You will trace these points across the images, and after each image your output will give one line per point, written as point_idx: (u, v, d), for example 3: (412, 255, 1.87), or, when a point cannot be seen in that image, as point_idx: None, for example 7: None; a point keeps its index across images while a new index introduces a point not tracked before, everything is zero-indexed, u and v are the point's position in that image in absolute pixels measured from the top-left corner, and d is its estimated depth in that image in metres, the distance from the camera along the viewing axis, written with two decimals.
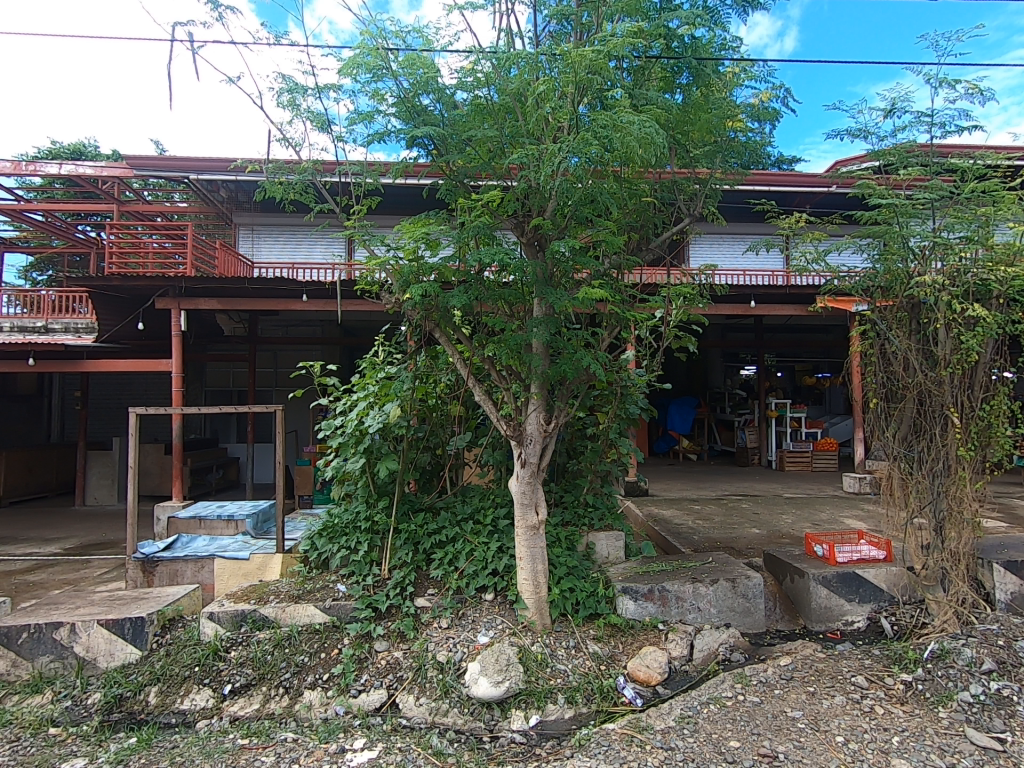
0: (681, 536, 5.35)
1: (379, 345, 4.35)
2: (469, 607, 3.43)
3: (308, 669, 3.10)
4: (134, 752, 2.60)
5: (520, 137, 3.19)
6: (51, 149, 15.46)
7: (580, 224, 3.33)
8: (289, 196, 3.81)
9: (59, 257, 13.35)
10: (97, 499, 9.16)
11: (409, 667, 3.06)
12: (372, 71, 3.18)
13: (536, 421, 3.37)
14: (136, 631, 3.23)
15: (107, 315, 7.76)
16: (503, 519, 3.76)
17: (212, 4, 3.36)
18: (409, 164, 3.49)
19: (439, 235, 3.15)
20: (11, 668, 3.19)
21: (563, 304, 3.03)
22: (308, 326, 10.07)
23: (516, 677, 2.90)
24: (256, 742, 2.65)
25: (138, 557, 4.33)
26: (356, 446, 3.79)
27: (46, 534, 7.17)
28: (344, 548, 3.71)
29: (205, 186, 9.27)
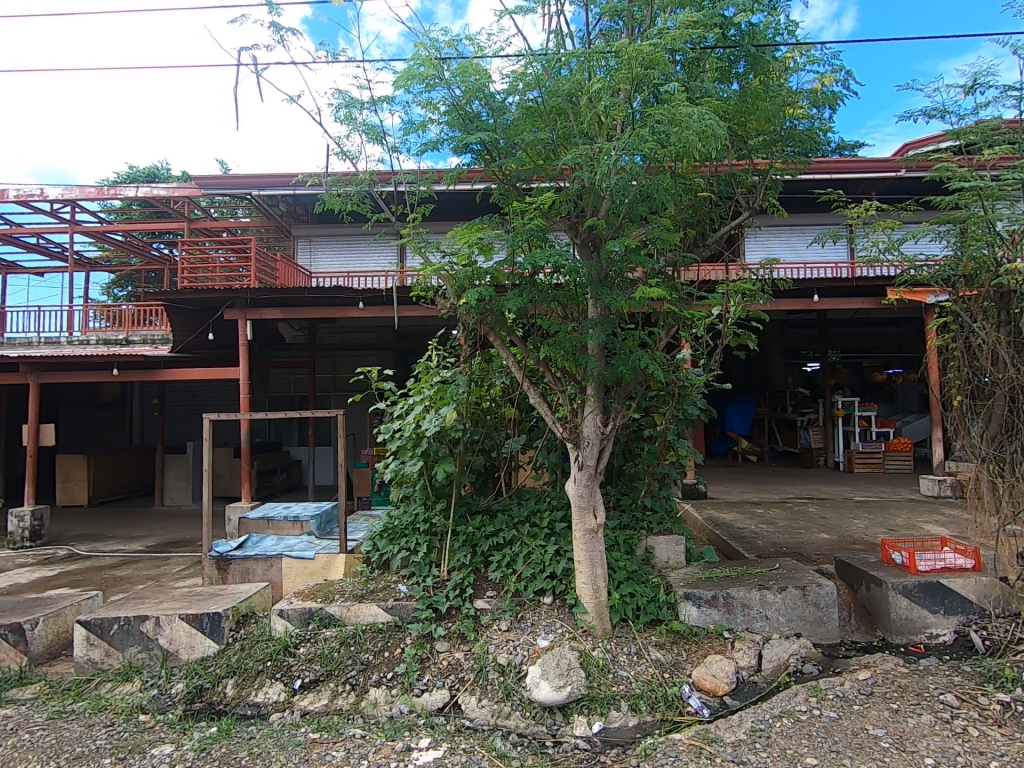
0: (744, 540, 5.17)
1: (433, 349, 4.44)
2: (529, 610, 3.42)
3: (373, 667, 3.17)
4: (216, 741, 2.70)
5: (572, 137, 3.20)
6: (129, 172, 16.61)
7: (634, 222, 3.28)
8: (347, 206, 3.92)
9: (137, 273, 14.35)
10: (174, 499, 9.76)
11: (471, 668, 3.08)
12: (425, 82, 3.24)
13: (593, 424, 3.34)
14: (214, 626, 3.41)
15: (181, 327, 8.24)
16: (560, 522, 3.74)
17: (274, 28, 3.49)
18: (461, 170, 3.53)
19: (493, 239, 3.19)
20: (105, 657, 3.44)
21: (619, 304, 3.00)
22: (364, 332, 10.38)
23: (578, 682, 2.87)
24: (327, 737, 2.72)
25: (212, 556, 4.57)
26: (414, 448, 3.87)
27: (130, 533, 7.67)
28: (404, 549, 3.81)
29: (266, 201, 9.67)
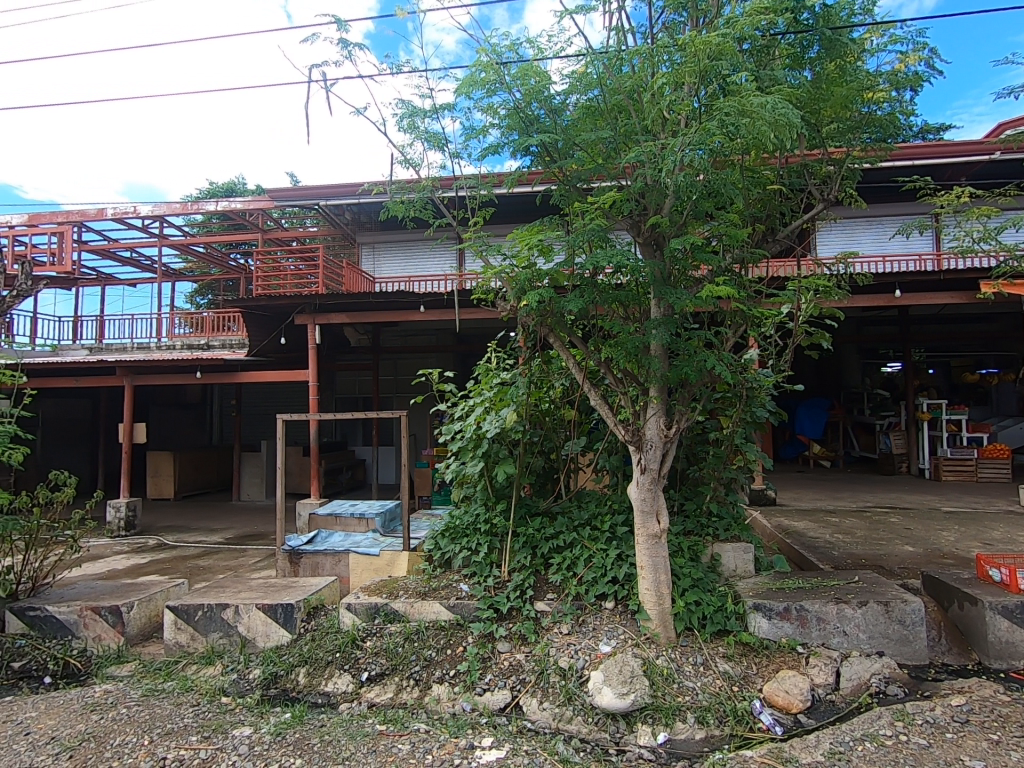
0: (818, 551, 4.90)
1: (493, 352, 4.48)
2: (590, 614, 3.38)
3: (436, 663, 3.22)
4: (290, 726, 2.82)
5: (634, 135, 3.15)
6: (210, 188, 17.77)
7: (698, 219, 3.19)
8: (411, 213, 4.02)
9: (217, 283, 15.34)
10: (250, 495, 10.35)
11: (532, 670, 3.08)
12: (486, 87, 3.27)
13: (656, 426, 3.27)
14: (287, 616, 3.59)
15: (256, 332, 8.68)
16: (621, 526, 3.68)
17: (342, 44, 3.62)
18: (521, 173, 3.54)
19: (553, 240, 3.28)
20: (191, 641, 3.68)
21: (683, 303, 2.92)
22: (424, 335, 10.62)
23: (642, 690, 2.80)
24: (393, 729, 2.79)
25: (285, 549, 4.81)
26: (475, 449, 3.93)
27: (211, 525, 8.19)
28: (465, 549, 3.87)
29: (333, 211, 10.07)
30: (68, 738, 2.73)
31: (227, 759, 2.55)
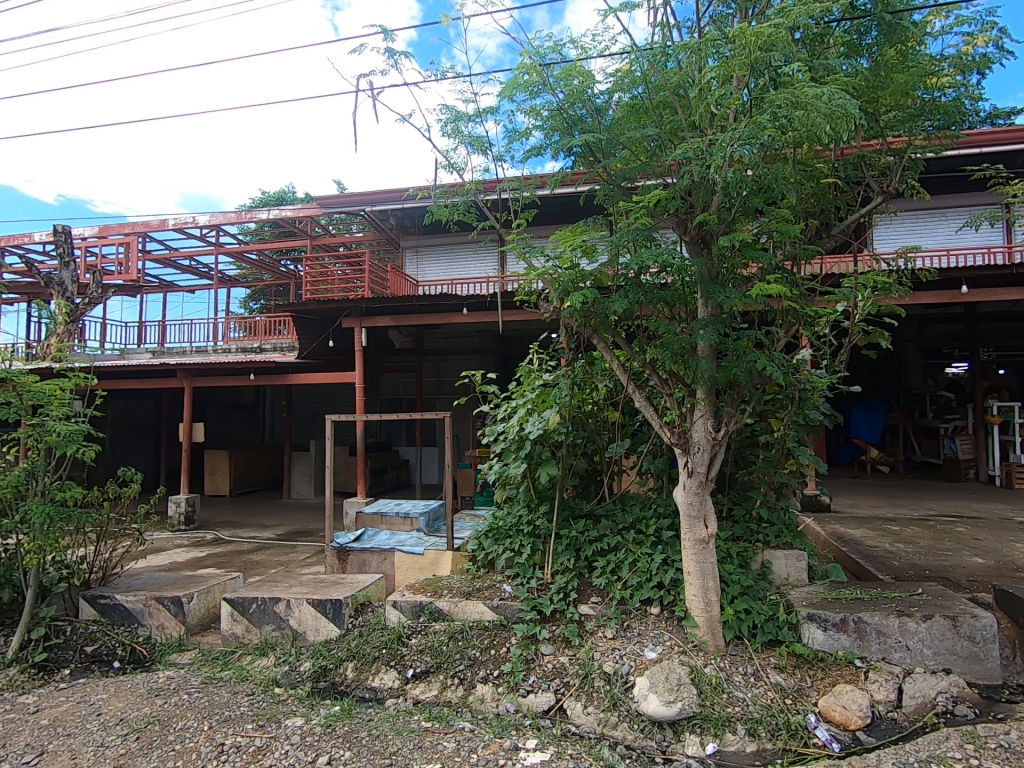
0: (877, 561, 4.67)
1: (535, 353, 4.49)
2: (635, 619, 3.33)
3: (480, 663, 3.23)
4: (340, 718, 2.90)
5: (680, 132, 3.10)
6: (262, 197, 18.48)
7: (748, 216, 3.10)
8: (454, 216, 4.06)
9: (268, 288, 15.94)
10: (299, 493, 10.70)
11: (576, 674, 3.05)
12: (529, 89, 3.28)
13: (703, 429, 3.19)
14: (336, 611, 3.69)
15: (306, 335, 9.05)
16: (667, 530, 3.61)
17: (388, 52, 3.70)
18: (565, 174, 3.53)
19: (596, 241, 3.23)
20: (246, 632, 3.84)
21: (732, 302, 2.84)
22: (467, 337, 10.72)
23: (689, 699, 2.74)
24: (438, 727, 2.82)
25: (333, 546, 4.95)
26: (518, 451, 3.94)
27: (263, 522, 8.51)
28: (508, 550, 3.88)
29: (378, 216, 10.31)
30: (136, 720, 2.88)
31: (281, 747, 2.63)
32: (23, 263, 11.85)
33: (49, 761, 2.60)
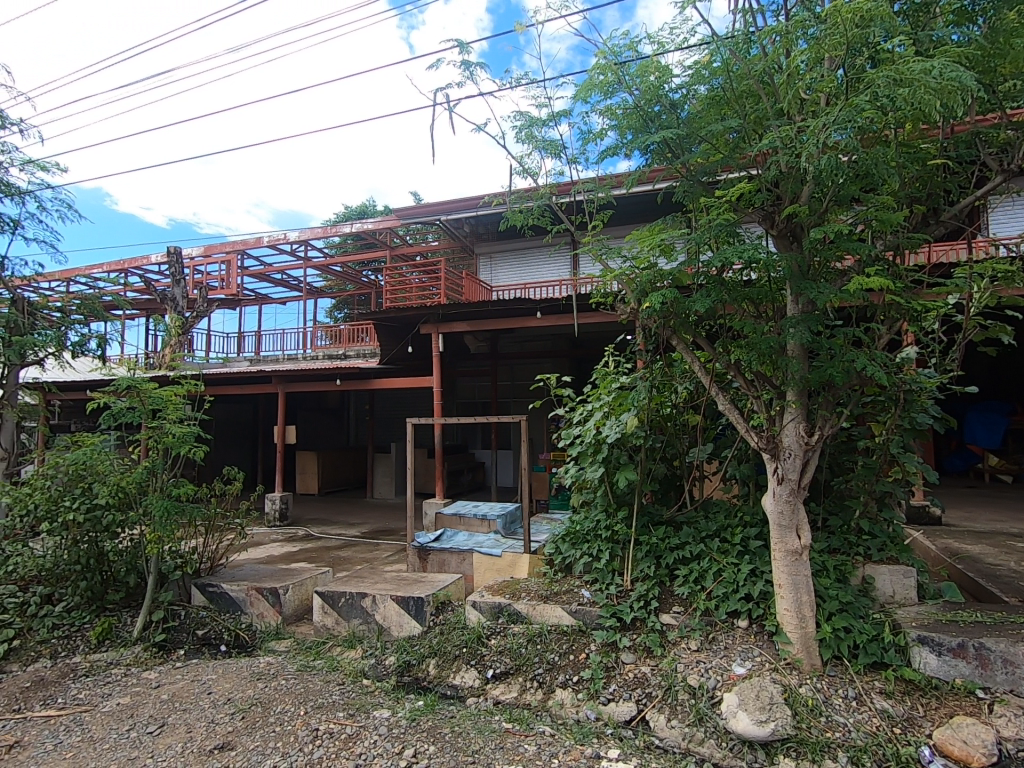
0: (1000, 580, 4.19)
1: (610, 356, 4.42)
2: (721, 631, 3.19)
3: (559, 667, 3.21)
4: (424, 713, 2.99)
5: (765, 121, 2.96)
6: (346, 211, 19.49)
7: (843, 205, 2.89)
8: (529, 221, 4.09)
9: (352, 298, 16.77)
10: (382, 493, 11.16)
11: (659, 685, 2.96)
12: (604, 89, 3.24)
13: (795, 433, 3.01)
14: (418, 608, 3.81)
15: (387, 342, 9.32)
16: (755, 540, 3.43)
17: (464, 64, 3.80)
18: (641, 172, 3.45)
19: (674, 240, 3.12)
20: (336, 624, 4.06)
21: (827, 298, 2.66)
22: (541, 341, 10.74)
23: (783, 720, 2.58)
24: (519, 729, 2.84)
25: (415, 545, 5.12)
26: (595, 455, 3.90)
27: (349, 520, 8.95)
28: (587, 555, 3.85)
29: (453, 224, 10.56)
30: (242, 701, 3.12)
31: (370, 737, 2.75)
32: (142, 282, 13.20)
33: (169, 732, 2.87)
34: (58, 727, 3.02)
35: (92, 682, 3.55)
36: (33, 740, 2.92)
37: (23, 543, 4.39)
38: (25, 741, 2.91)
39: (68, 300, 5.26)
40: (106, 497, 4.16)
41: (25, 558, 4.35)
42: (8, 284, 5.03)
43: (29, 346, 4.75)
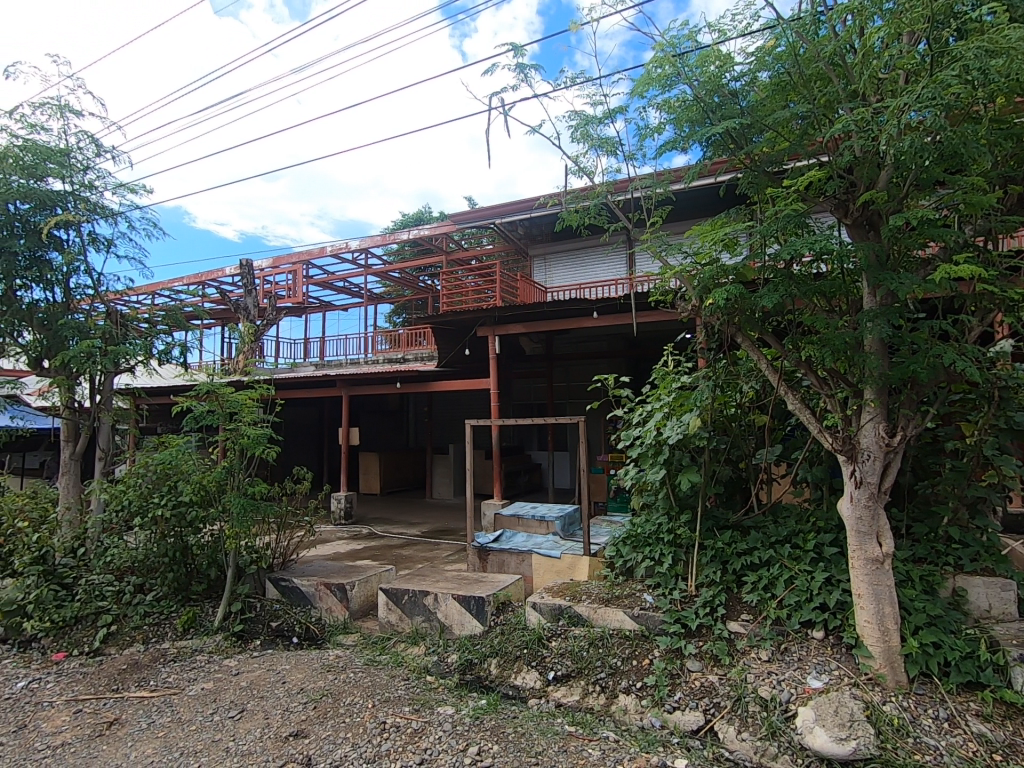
0: None
1: (670, 354, 4.31)
2: (794, 642, 3.04)
3: (622, 673, 3.16)
4: (487, 712, 3.01)
5: (838, 104, 2.80)
6: (403, 219, 20.04)
7: (926, 189, 2.70)
8: (585, 220, 4.07)
9: (410, 303, 17.21)
10: (441, 493, 11.39)
11: (728, 695, 2.85)
12: (662, 83, 3.18)
13: (874, 433, 2.83)
14: (479, 608, 3.85)
15: (444, 345, 9.50)
16: (829, 547, 3.25)
17: (519, 67, 3.83)
18: (702, 165, 3.35)
19: (738, 233, 3.01)
20: (400, 621, 4.17)
21: (908, 289, 2.49)
22: (597, 341, 10.64)
23: (866, 738, 2.42)
24: (582, 732, 2.81)
25: (475, 545, 5.19)
26: (655, 457, 3.81)
27: (410, 519, 9.18)
28: (649, 558, 3.77)
29: (508, 227, 10.63)
30: (313, 691, 3.25)
31: (435, 732, 2.80)
32: (218, 293, 14.07)
33: (248, 717, 3.03)
34: (151, 707, 3.26)
35: (179, 666, 3.80)
36: (130, 718, 3.16)
37: (120, 536, 4.78)
38: (123, 718, 3.16)
39: (155, 311, 5.67)
40: (190, 495, 4.45)
41: (120, 550, 4.73)
42: (103, 298, 5.49)
43: (122, 355, 5.16)
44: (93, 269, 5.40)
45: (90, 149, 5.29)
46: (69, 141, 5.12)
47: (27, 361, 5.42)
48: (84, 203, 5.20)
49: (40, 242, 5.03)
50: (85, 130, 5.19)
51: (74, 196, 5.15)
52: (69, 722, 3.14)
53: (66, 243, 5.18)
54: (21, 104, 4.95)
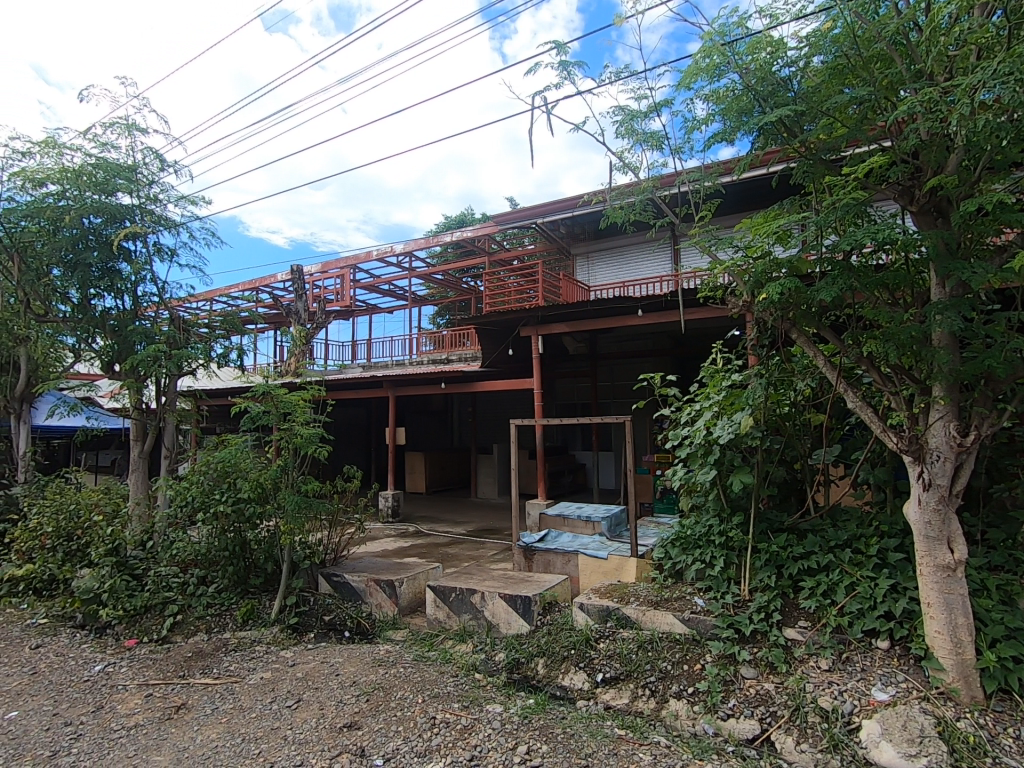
0: None
1: (719, 352, 4.19)
2: (856, 652, 2.90)
3: (672, 677, 3.08)
4: (535, 712, 3.01)
5: (901, 86, 2.66)
6: (446, 221, 20.30)
7: (1001, 172, 2.52)
8: (630, 217, 4.01)
9: (454, 304, 17.43)
10: (485, 492, 11.47)
11: (785, 704, 2.74)
12: (711, 73, 3.10)
13: (944, 433, 2.66)
14: (526, 608, 3.86)
15: (488, 345, 9.56)
16: (895, 552, 3.09)
17: (562, 65, 3.81)
18: (754, 156, 3.24)
19: (793, 225, 2.89)
20: (448, 619, 4.22)
21: (981, 279, 2.34)
22: (641, 339, 10.49)
23: (939, 756, 2.29)
24: (633, 736, 2.76)
25: (520, 545, 5.20)
26: (705, 457, 3.71)
27: (455, 518, 9.28)
28: (699, 561, 3.67)
29: (550, 226, 10.60)
30: (365, 685, 3.33)
31: (484, 730, 2.82)
32: (271, 299, 14.63)
33: (304, 708, 3.13)
34: (214, 694, 3.42)
35: (239, 656, 3.97)
36: (195, 704, 3.32)
37: (184, 530, 5.04)
38: (189, 703, 3.33)
39: (213, 317, 5.94)
40: (248, 492, 4.64)
41: (184, 543, 4.98)
42: (167, 304, 5.80)
43: (185, 359, 5.43)
44: (158, 278, 5.70)
45: (154, 164, 5.59)
46: (136, 158, 5.42)
47: (100, 365, 5.78)
48: (150, 215, 5.50)
49: (112, 254, 5.34)
50: (151, 147, 5.49)
51: (141, 209, 5.46)
52: (141, 705, 3.33)
53: (134, 254, 5.49)
54: (94, 125, 5.29)
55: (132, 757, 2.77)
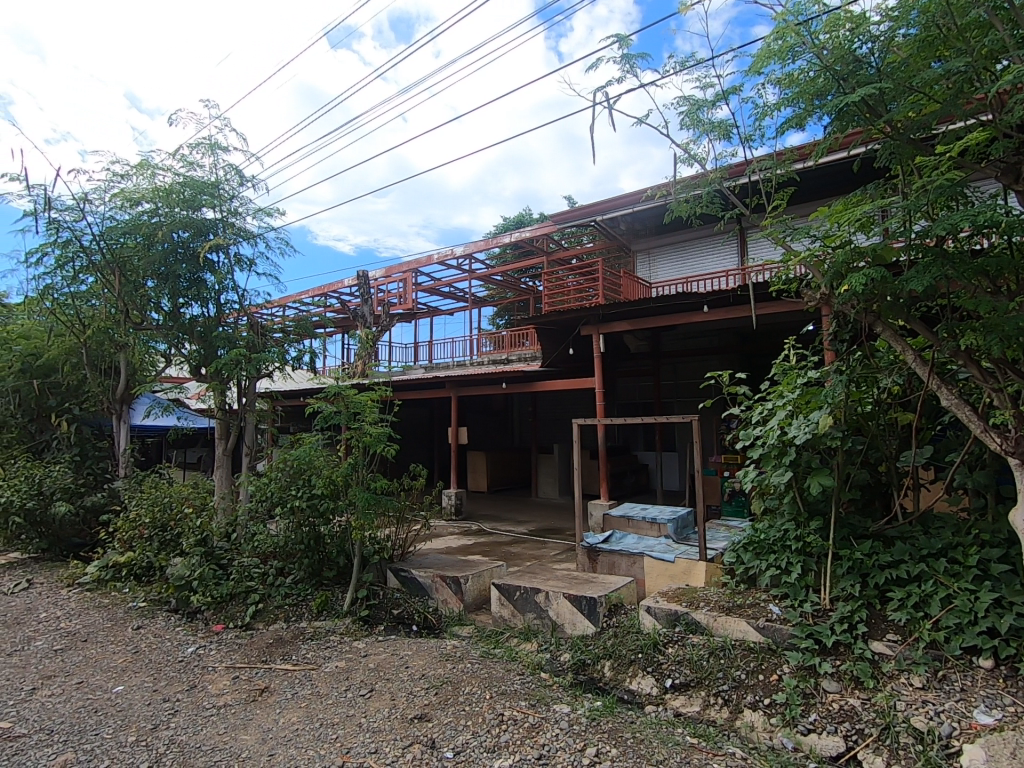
0: None
1: (793, 348, 3.99)
2: (954, 670, 2.69)
3: (747, 687, 2.96)
4: (603, 714, 2.98)
5: (1003, 54, 2.44)
6: (504, 222, 20.48)
7: None
8: (697, 210, 3.88)
9: (512, 305, 17.55)
10: (546, 492, 11.46)
11: (874, 723, 2.58)
12: (783, 55, 2.96)
13: None
14: (591, 609, 3.82)
15: (548, 345, 9.54)
16: (998, 563, 2.83)
17: (624, 58, 3.74)
18: (831, 140, 3.07)
19: (878, 211, 2.71)
20: (512, 616, 4.25)
21: None
22: (705, 337, 10.18)
23: None
24: (706, 746, 2.68)
25: (584, 544, 5.17)
26: (780, 458, 3.53)
27: (517, 518, 9.32)
28: (774, 567, 3.51)
29: (609, 224, 10.46)
30: (434, 678, 3.41)
31: (552, 730, 2.81)
32: (339, 304, 15.25)
33: (377, 697, 3.24)
34: (294, 679, 3.60)
35: (316, 645, 4.16)
36: (277, 688, 3.51)
37: (263, 523, 5.34)
38: (272, 687, 3.52)
39: (288, 322, 6.26)
40: (321, 488, 4.86)
41: (264, 535, 5.27)
42: (247, 311, 6.16)
43: (263, 362, 5.76)
44: (238, 286, 6.08)
45: (235, 180, 5.96)
46: (219, 174, 5.80)
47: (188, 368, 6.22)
48: (231, 227, 5.87)
49: (197, 265, 5.76)
50: (231, 164, 5.86)
51: (223, 222, 5.83)
52: (229, 686, 3.56)
53: (217, 265, 5.88)
54: (182, 146, 5.70)
55: (223, 734, 2.96)
